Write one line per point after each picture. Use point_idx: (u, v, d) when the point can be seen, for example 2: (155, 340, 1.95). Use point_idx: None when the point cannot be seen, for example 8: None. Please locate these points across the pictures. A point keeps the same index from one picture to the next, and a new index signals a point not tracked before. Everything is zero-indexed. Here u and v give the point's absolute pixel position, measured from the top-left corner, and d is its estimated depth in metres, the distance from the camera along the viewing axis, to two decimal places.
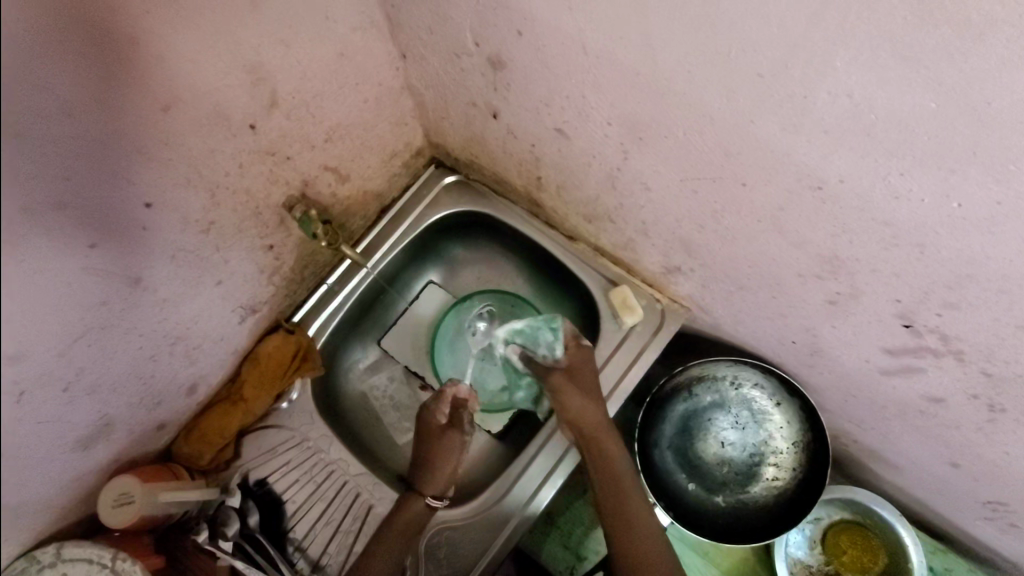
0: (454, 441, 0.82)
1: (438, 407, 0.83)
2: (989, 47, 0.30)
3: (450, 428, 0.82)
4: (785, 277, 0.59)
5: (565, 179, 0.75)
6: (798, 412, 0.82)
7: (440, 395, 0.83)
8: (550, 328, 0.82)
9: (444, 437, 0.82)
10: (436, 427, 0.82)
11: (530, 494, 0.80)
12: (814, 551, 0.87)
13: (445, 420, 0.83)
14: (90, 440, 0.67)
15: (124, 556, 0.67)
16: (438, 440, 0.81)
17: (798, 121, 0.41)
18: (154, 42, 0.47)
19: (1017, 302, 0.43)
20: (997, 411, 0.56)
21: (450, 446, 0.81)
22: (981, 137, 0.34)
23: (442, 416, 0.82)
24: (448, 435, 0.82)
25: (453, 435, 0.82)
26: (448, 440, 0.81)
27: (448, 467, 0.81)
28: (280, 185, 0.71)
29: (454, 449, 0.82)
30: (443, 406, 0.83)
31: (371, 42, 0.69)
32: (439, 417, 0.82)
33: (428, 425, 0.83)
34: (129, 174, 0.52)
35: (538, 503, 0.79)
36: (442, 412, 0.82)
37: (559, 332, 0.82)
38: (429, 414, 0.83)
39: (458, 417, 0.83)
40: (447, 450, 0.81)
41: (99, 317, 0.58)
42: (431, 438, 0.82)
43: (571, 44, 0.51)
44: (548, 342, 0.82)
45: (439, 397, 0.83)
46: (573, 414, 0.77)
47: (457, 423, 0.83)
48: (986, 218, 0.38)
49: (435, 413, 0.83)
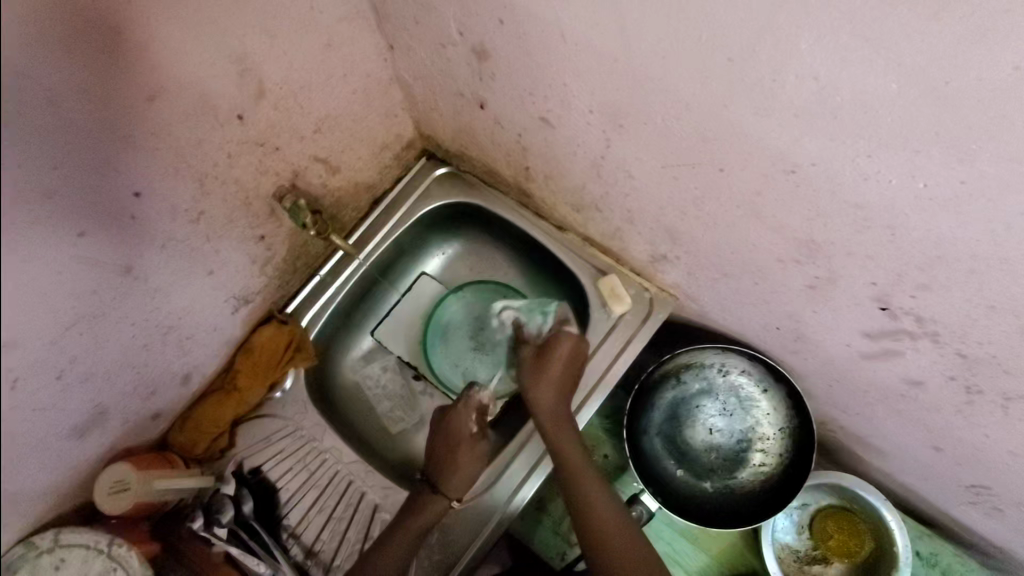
0: (480, 450, 0.81)
1: (467, 414, 0.83)
2: (946, 27, 0.31)
3: (478, 437, 0.82)
4: (766, 263, 0.60)
5: (551, 168, 0.76)
6: (784, 398, 0.83)
7: (469, 403, 0.83)
8: (543, 311, 0.87)
9: (471, 445, 0.81)
10: (466, 434, 0.82)
11: (512, 491, 0.80)
12: (802, 536, 0.88)
13: (474, 428, 0.82)
14: (85, 428, 0.68)
15: (120, 542, 0.68)
16: (462, 446, 0.81)
17: (769, 104, 0.42)
18: (145, 32, 0.48)
19: (987, 282, 0.43)
20: (974, 393, 0.57)
21: (476, 454, 0.81)
22: (941, 117, 0.35)
23: (470, 424, 0.82)
24: (474, 443, 0.82)
25: (481, 443, 0.82)
26: (474, 446, 0.81)
27: (472, 471, 0.80)
28: (270, 176, 0.72)
29: (478, 457, 0.81)
30: (471, 414, 0.83)
31: (357, 33, 0.70)
32: (469, 426, 0.82)
33: (456, 431, 0.82)
34: (117, 164, 0.53)
35: (520, 500, 0.80)
36: (471, 420, 0.83)
37: (551, 314, 0.87)
38: (458, 421, 0.83)
39: (484, 425, 0.83)
40: (472, 458, 0.81)
41: (90, 306, 0.59)
42: (457, 444, 0.81)
43: (551, 33, 0.52)
44: (539, 319, 0.87)
45: (469, 405, 0.83)
46: (553, 407, 0.78)
47: (483, 431, 0.83)
48: (951, 197, 0.39)
49: (465, 420, 0.82)
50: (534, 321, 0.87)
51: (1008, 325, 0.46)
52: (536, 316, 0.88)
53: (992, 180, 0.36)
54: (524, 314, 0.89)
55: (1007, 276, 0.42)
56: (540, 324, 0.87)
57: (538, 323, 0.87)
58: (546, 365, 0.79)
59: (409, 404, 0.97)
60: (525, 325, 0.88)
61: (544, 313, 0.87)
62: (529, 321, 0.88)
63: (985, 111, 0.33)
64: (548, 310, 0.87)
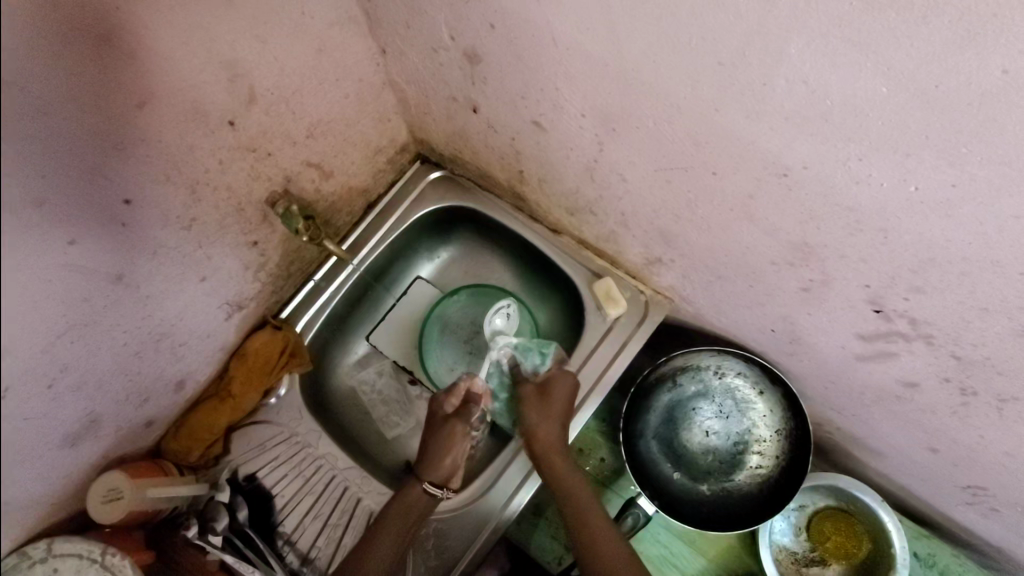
0: (457, 434, 0.79)
1: (448, 397, 0.80)
2: (933, 31, 0.31)
3: (454, 420, 0.79)
4: (760, 266, 0.60)
5: (545, 171, 0.75)
6: (780, 400, 0.83)
7: (452, 389, 0.80)
8: (542, 350, 0.82)
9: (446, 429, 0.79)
10: (440, 416, 0.80)
11: (508, 496, 0.80)
12: (800, 538, 0.88)
13: (451, 412, 0.80)
14: (77, 436, 0.68)
15: (113, 551, 0.67)
16: (440, 429, 0.79)
17: (759, 108, 0.42)
18: (134, 39, 0.48)
19: (979, 284, 0.43)
20: (969, 395, 0.57)
21: (451, 439, 0.79)
22: (931, 120, 0.35)
23: (449, 407, 0.80)
24: (449, 427, 0.79)
25: (456, 427, 0.78)
26: (450, 430, 0.79)
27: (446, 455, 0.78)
28: (263, 181, 0.72)
29: (455, 442, 0.78)
30: (451, 399, 0.80)
31: (349, 37, 0.70)
32: (446, 409, 0.80)
33: (435, 414, 0.81)
34: (108, 172, 0.53)
35: (516, 507, 0.80)
36: (449, 403, 0.80)
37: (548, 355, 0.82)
38: (438, 403, 0.81)
39: (464, 410, 0.80)
40: (448, 442, 0.78)
41: (81, 314, 0.58)
42: (433, 426, 0.80)
43: (542, 37, 0.51)
44: (536, 360, 0.82)
45: (449, 390, 0.80)
46: (553, 439, 0.76)
47: (463, 415, 0.80)
48: (943, 201, 0.39)
49: (442, 403, 0.80)
50: (530, 362, 0.82)
51: (1002, 327, 0.46)
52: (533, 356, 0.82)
53: (983, 183, 0.36)
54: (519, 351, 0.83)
55: (1000, 279, 0.42)
56: (536, 366, 0.82)
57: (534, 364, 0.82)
58: (549, 400, 0.78)
59: (405, 409, 0.97)
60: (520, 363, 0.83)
61: (540, 354, 0.82)
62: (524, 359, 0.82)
63: (974, 115, 0.33)
64: (546, 350, 0.82)
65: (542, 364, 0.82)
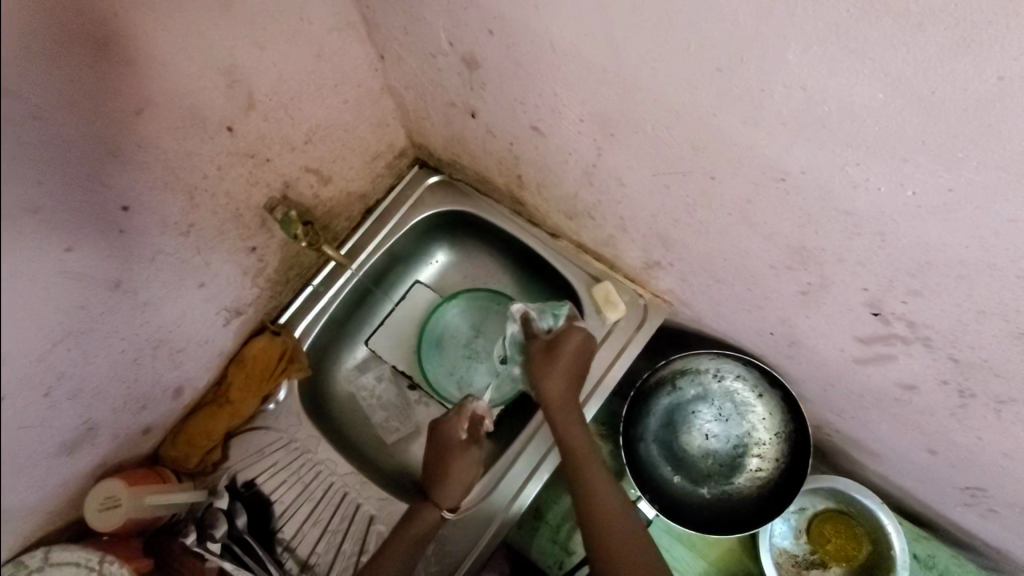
0: (472, 457, 0.80)
1: (458, 422, 0.82)
2: (929, 37, 0.31)
3: (469, 443, 0.81)
4: (759, 270, 0.60)
5: (544, 176, 0.76)
6: (778, 403, 0.83)
7: (461, 410, 0.82)
8: (556, 312, 0.85)
9: (463, 452, 0.80)
10: (456, 441, 0.81)
11: (512, 495, 0.80)
12: (800, 540, 0.88)
13: (463, 436, 0.81)
14: (75, 443, 0.67)
15: (111, 559, 0.67)
16: (457, 452, 0.80)
17: (756, 113, 0.42)
18: (131, 47, 0.48)
19: (976, 287, 0.44)
20: (967, 396, 0.57)
21: (467, 463, 0.80)
22: (928, 126, 0.35)
23: (461, 431, 0.81)
24: (467, 450, 0.80)
25: (473, 450, 0.80)
26: (466, 454, 0.80)
27: (465, 480, 0.80)
28: (261, 187, 0.72)
29: (471, 463, 0.80)
30: (463, 421, 0.82)
31: (347, 44, 0.70)
32: (459, 433, 0.81)
33: (447, 438, 0.81)
34: (106, 178, 0.53)
35: (521, 505, 0.79)
36: (462, 427, 0.81)
37: (562, 315, 0.85)
38: (449, 429, 0.81)
39: (477, 432, 0.82)
40: (463, 468, 0.80)
41: (79, 320, 0.58)
42: (449, 452, 0.80)
43: (540, 43, 0.52)
44: (550, 321, 0.85)
45: (461, 413, 0.81)
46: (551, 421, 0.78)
47: (474, 438, 0.82)
48: (940, 204, 0.39)
49: (456, 427, 0.81)
50: (545, 323, 0.84)
51: (998, 329, 0.46)
52: (547, 317, 0.85)
53: (979, 187, 0.36)
54: (537, 310, 0.86)
55: (997, 282, 0.42)
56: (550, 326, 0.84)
57: (547, 324, 0.85)
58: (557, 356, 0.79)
59: (405, 413, 0.97)
60: (534, 320, 0.85)
61: (555, 315, 0.85)
62: (540, 319, 0.85)
63: (969, 120, 0.33)
64: (560, 311, 0.85)
65: (557, 323, 0.84)
